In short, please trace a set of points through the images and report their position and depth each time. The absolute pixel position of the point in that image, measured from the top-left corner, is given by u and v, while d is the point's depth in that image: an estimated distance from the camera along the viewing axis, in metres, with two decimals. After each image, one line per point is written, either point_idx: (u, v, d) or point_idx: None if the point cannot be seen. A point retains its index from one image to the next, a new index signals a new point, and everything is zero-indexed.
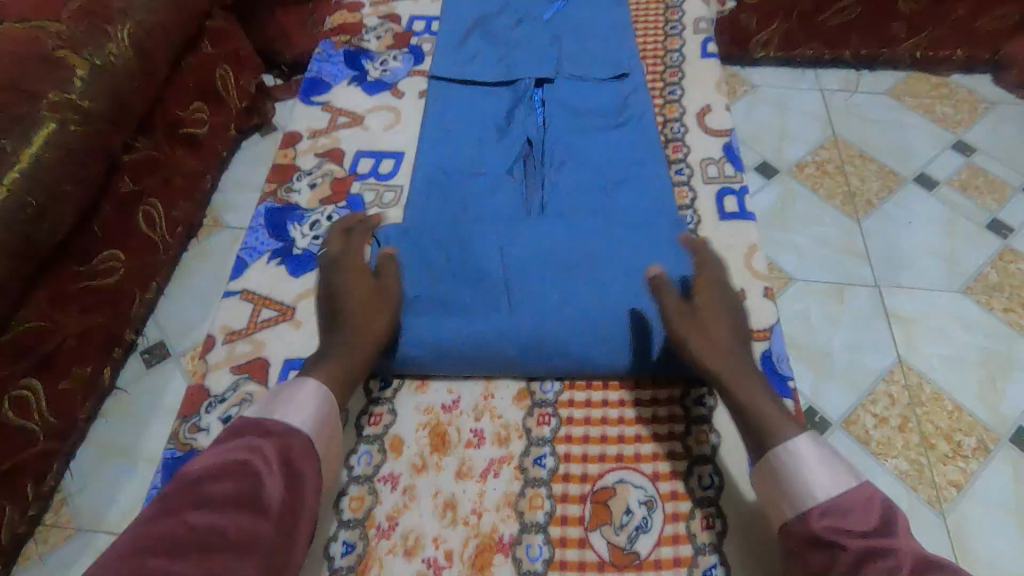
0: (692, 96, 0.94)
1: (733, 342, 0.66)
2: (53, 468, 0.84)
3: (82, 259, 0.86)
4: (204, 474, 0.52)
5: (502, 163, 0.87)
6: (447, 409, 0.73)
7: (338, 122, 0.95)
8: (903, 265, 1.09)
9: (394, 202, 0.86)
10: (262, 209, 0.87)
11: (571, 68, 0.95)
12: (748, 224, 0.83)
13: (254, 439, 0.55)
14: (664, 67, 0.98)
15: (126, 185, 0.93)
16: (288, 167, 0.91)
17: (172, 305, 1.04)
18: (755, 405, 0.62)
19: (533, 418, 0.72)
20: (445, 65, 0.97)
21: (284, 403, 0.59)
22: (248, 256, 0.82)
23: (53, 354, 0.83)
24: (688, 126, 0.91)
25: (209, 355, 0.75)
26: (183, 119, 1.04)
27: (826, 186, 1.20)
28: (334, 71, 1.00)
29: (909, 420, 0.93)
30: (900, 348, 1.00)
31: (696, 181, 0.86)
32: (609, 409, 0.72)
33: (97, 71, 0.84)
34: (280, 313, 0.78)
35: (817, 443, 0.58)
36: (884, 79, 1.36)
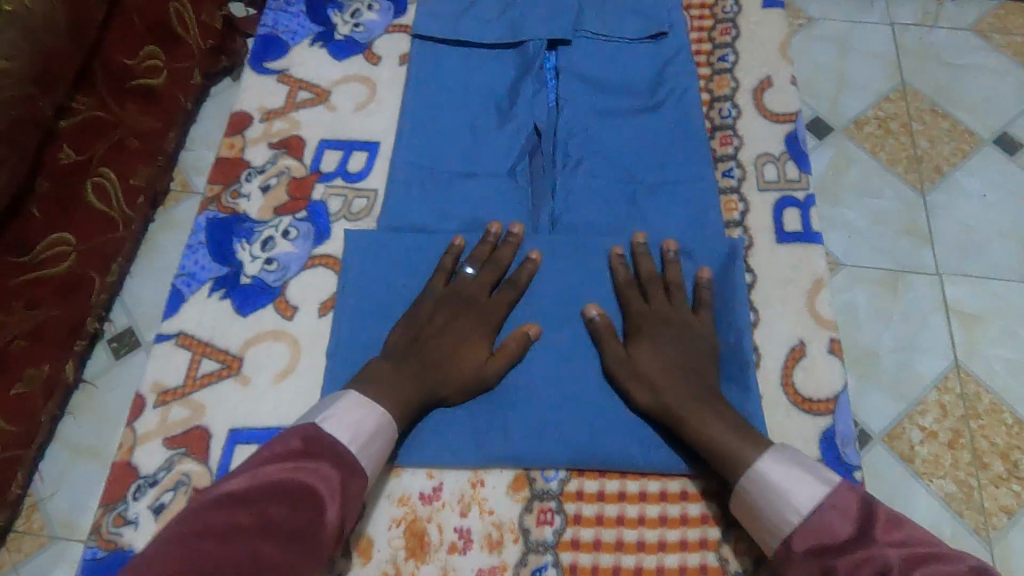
0: (748, 64, 0.83)
1: (686, 359, 0.66)
2: (19, 477, 0.78)
3: (21, 248, 0.75)
4: (264, 495, 0.52)
5: (506, 158, 0.78)
6: (426, 501, 0.68)
7: (297, 99, 0.83)
8: (971, 250, 0.94)
9: (364, 212, 0.77)
10: (203, 220, 0.78)
11: (594, 26, 0.83)
12: (811, 245, 0.75)
13: (319, 466, 0.55)
14: (714, 21, 0.86)
15: (67, 155, 0.80)
16: (235, 162, 0.80)
17: (138, 288, 0.93)
18: (716, 432, 0.62)
19: (533, 516, 0.67)
20: (429, 20, 0.84)
21: (342, 425, 0.58)
22: (186, 286, 0.75)
23: (2, 356, 0.74)
24: (740, 107, 0.81)
25: (138, 423, 0.70)
26: (132, 68, 0.88)
27: (886, 149, 1.02)
28: (293, 26, 0.87)
29: (962, 435, 0.83)
30: (959, 351, 0.87)
31: (749, 187, 0.77)
32: (626, 505, 0.67)
33: (7, 18, 0.68)
34: (224, 365, 0.72)
35: (778, 463, 0.59)
36: (968, 10, 1.14)
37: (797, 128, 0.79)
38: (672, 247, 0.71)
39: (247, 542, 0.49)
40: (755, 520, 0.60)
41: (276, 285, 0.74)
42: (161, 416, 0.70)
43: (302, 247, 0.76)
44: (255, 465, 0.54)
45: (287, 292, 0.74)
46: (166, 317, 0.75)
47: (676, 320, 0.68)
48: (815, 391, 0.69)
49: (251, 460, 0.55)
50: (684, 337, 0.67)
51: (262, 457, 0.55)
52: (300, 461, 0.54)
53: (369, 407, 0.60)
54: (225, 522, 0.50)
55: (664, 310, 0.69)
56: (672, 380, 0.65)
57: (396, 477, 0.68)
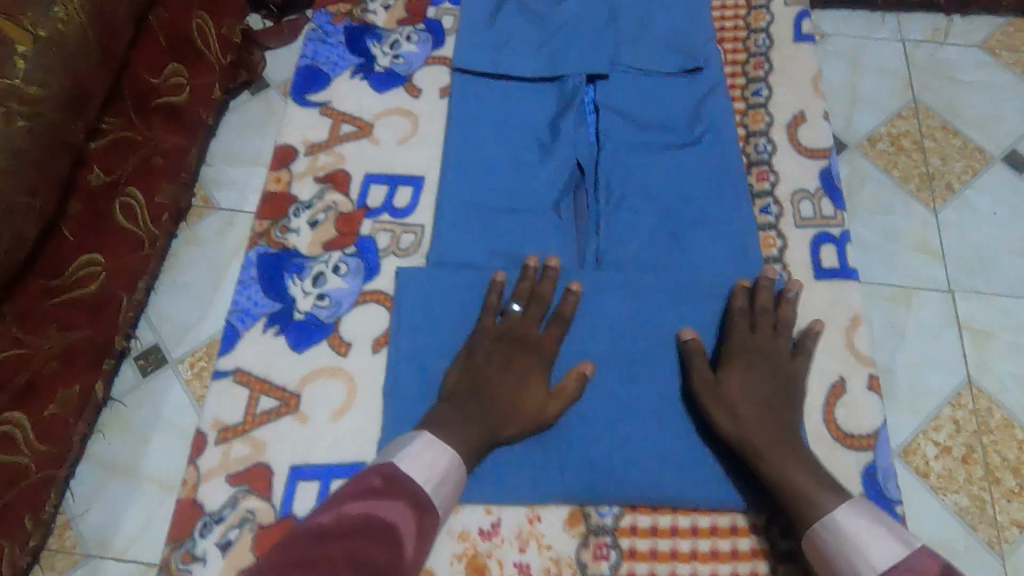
0: (782, 99, 0.84)
1: (778, 398, 0.68)
2: (52, 497, 0.79)
3: (53, 271, 0.75)
4: (349, 530, 0.53)
5: (550, 194, 0.78)
6: (486, 536, 0.69)
7: (341, 132, 0.84)
8: (982, 268, 0.97)
9: (413, 247, 0.79)
10: (254, 256, 0.79)
11: (631, 59, 0.84)
12: (848, 282, 0.76)
13: (400, 504, 0.57)
14: (747, 55, 0.87)
15: (97, 176, 0.80)
16: (283, 197, 0.82)
17: (164, 305, 0.94)
18: (794, 472, 0.63)
19: (589, 551, 0.68)
20: (469, 51, 0.85)
21: (418, 464, 0.61)
22: (241, 322, 0.76)
23: (37, 378, 0.74)
24: (775, 142, 0.82)
25: (200, 460, 0.71)
26: (157, 86, 0.88)
27: (900, 166, 1.04)
28: (333, 58, 0.88)
29: (975, 450, 0.85)
30: (971, 368, 0.90)
31: (786, 224, 0.78)
32: (679, 539, 0.69)
33: (42, 44, 0.68)
34: (282, 402, 0.73)
35: (858, 518, 0.59)
36: (978, 27, 1.16)
37: (832, 164, 0.80)
38: (794, 289, 0.72)
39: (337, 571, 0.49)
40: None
41: (328, 322, 0.76)
42: (223, 453, 0.72)
43: (352, 283, 0.77)
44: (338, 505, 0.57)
45: (340, 327, 0.76)
46: (221, 354, 0.76)
47: (775, 358, 0.69)
48: (856, 427, 0.71)
49: (333, 499, 0.58)
50: (779, 375, 0.69)
51: (344, 495, 0.58)
52: (379, 498, 0.57)
53: (439, 447, 0.62)
54: (318, 553, 0.51)
55: (766, 346, 0.70)
56: (756, 415, 0.66)
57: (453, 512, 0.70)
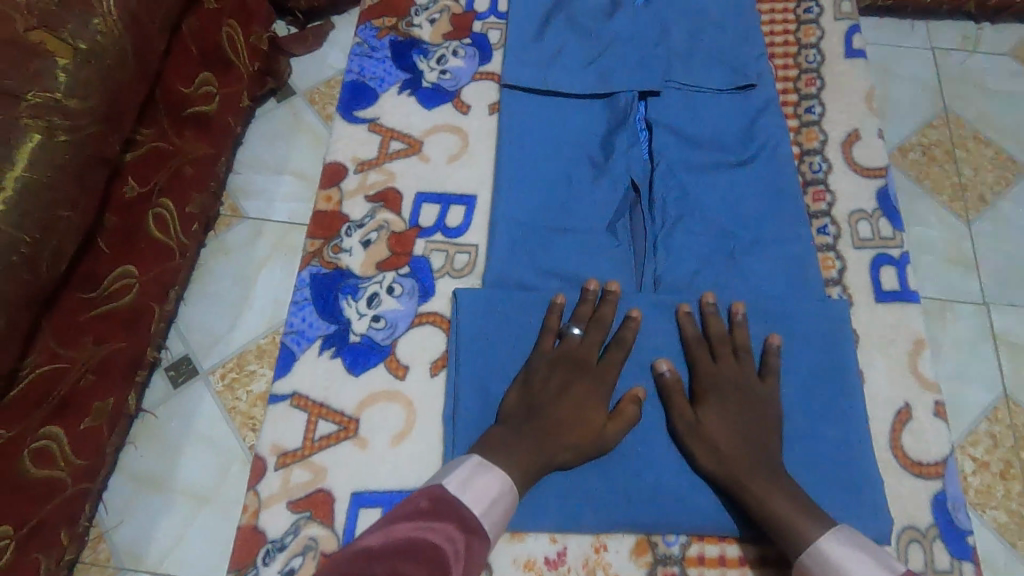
0: (835, 117, 0.84)
1: (753, 425, 0.67)
2: (86, 510, 0.78)
3: (89, 283, 0.75)
4: (395, 549, 0.51)
5: (606, 213, 0.78)
6: (551, 564, 0.69)
7: (391, 149, 0.84)
8: (1016, 280, 0.96)
9: (468, 267, 0.78)
10: (307, 276, 0.78)
11: (682, 74, 0.83)
12: (909, 304, 0.76)
13: (446, 527, 0.55)
14: (798, 71, 0.86)
15: (131, 188, 0.80)
16: (334, 217, 0.81)
17: (193, 315, 0.94)
18: (774, 502, 0.63)
19: None
20: (517, 67, 0.83)
21: (466, 487, 0.60)
22: (297, 344, 0.75)
23: (73, 392, 0.74)
24: (830, 161, 0.82)
25: (261, 486, 0.71)
26: (189, 96, 0.88)
27: (932, 177, 1.03)
28: (380, 72, 0.88)
29: (1013, 465, 0.84)
30: (1008, 383, 0.89)
31: (845, 245, 0.78)
32: (747, 569, 0.68)
33: (83, 56, 0.68)
34: (341, 427, 0.72)
35: (843, 543, 0.59)
36: (1009, 35, 1.15)
37: (888, 184, 0.80)
38: (741, 311, 0.72)
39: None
40: None
41: (385, 344, 0.75)
42: (282, 478, 0.71)
43: (407, 305, 0.77)
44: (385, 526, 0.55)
45: (397, 350, 0.75)
46: (276, 377, 0.75)
47: (743, 384, 0.69)
48: (923, 454, 0.71)
49: (380, 522, 0.56)
50: (754, 401, 0.68)
51: (392, 517, 0.56)
52: (428, 519, 0.56)
53: (490, 470, 0.62)
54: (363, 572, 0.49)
55: (730, 374, 0.69)
56: (736, 448, 0.66)
57: (518, 539, 0.70)
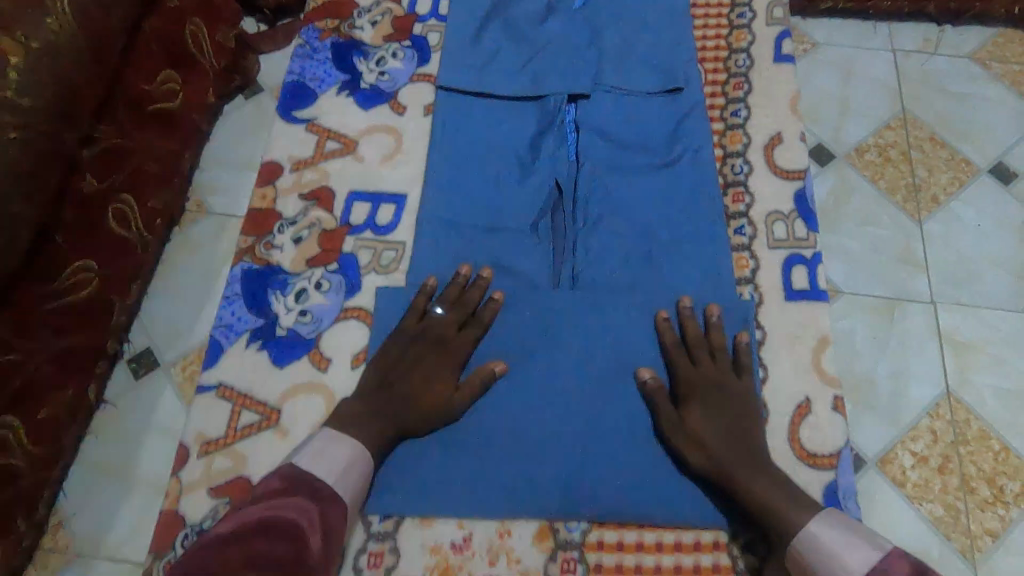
0: (758, 120, 0.85)
1: (735, 422, 0.69)
2: (44, 498, 0.80)
3: (46, 277, 0.77)
4: (246, 532, 0.56)
5: (530, 213, 0.80)
6: (457, 549, 0.71)
7: (326, 149, 0.86)
8: (963, 279, 0.98)
9: (394, 264, 0.80)
10: (238, 271, 0.81)
11: (612, 78, 0.85)
12: (818, 303, 0.77)
13: (300, 501, 0.59)
14: (727, 76, 0.87)
15: (89, 184, 0.82)
16: (267, 215, 0.83)
17: (156, 308, 0.96)
18: (766, 494, 0.65)
19: (556, 564, 0.70)
20: (457, 69, 0.85)
21: (317, 458, 0.64)
22: (225, 337, 0.78)
23: (28, 383, 0.76)
24: (752, 163, 0.83)
25: (184, 471, 0.73)
26: (150, 93, 0.89)
27: (886, 177, 1.05)
28: (321, 74, 0.89)
29: (951, 460, 0.87)
30: (951, 379, 0.91)
31: (760, 245, 0.79)
32: (644, 554, 0.70)
33: (35, 56, 0.70)
34: (263, 417, 0.75)
35: (833, 526, 0.61)
36: (970, 37, 1.17)
37: (806, 186, 0.81)
38: (745, 338, 0.74)
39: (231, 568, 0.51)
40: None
41: (310, 337, 0.77)
42: (205, 465, 0.74)
43: (334, 301, 0.79)
44: (241, 510, 0.59)
45: (321, 343, 0.77)
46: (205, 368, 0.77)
47: (724, 384, 0.71)
48: (818, 445, 0.73)
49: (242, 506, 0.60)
50: (733, 399, 0.70)
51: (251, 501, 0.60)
52: (281, 497, 0.59)
53: (340, 441, 0.66)
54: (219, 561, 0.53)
55: (710, 373, 0.72)
56: (724, 447, 0.68)
57: (427, 524, 0.72)
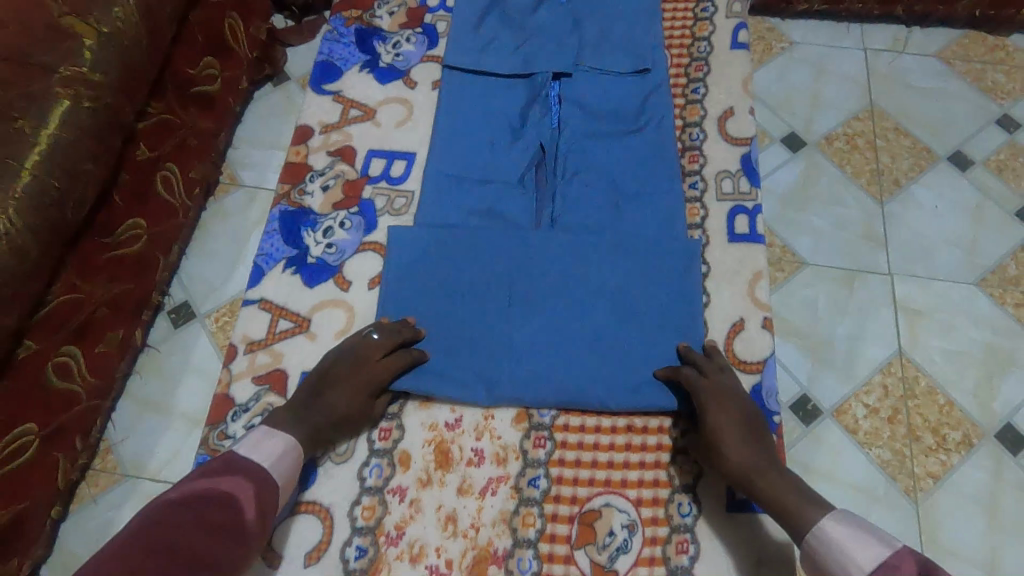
0: (714, 97, 0.96)
1: (747, 431, 0.75)
2: (97, 424, 0.92)
3: (106, 231, 0.89)
4: (195, 501, 0.64)
5: (517, 169, 0.91)
6: (450, 427, 0.82)
7: (349, 116, 0.97)
8: (919, 255, 1.08)
9: (405, 208, 0.91)
10: (276, 212, 0.92)
11: (592, 60, 0.96)
12: (755, 246, 0.88)
13: (239, 479, 0.67)
14: (690, 60, 0.98)
15: (142, 152, 0.94)
16: (300, 167, 0.95)
17: (193, 266, 1.08)
18: (778, 492, 0.71)
19: (530, 441, 0.81)
20: (459, 52, 0.97)
21: (259, 450, 0.71)
22: (265, 263, 0.89)
23: (88, 321, 0.88)
24: (707, 132, 0.94)
25: (232, 365, 0.85)
26: (194, 77, 1.02)
27: (853, 162, 1.16)
28: (345, 55, 1.01)
29: (900, 412, 0.96)
30: (903, 341, 1.01)
31: (709, 198, 0.90)
32: (601, 434, 0.81)
33: (105, 39, 0.82)
34: (296, 324, 0.86)
35: (843, 523, 0.66)
36: (936, 38, 1.27)
37: (752, 151, 0.92)
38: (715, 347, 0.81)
39: (178, 546, 0.60)
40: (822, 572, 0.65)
41: (334, 265, 0.89)
42: (250, 361, 0.86)
43: (356, 236, 0.90)
44: (184, 482, 0.66)
45: (344, 269, 0.89)
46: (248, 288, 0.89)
47: (734, 395, 0.77)
48: (750, 354, 0.83)
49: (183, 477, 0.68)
50: (741, 409, 0.76)
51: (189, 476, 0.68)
52: (221, 474, 0.67)
53: (276, 436, 0.73)
54: (170, 522, 0.62)
55: (719, 384, 0.77)
56: (740, 450, 0.73)
57: (425, 407, 0.83)
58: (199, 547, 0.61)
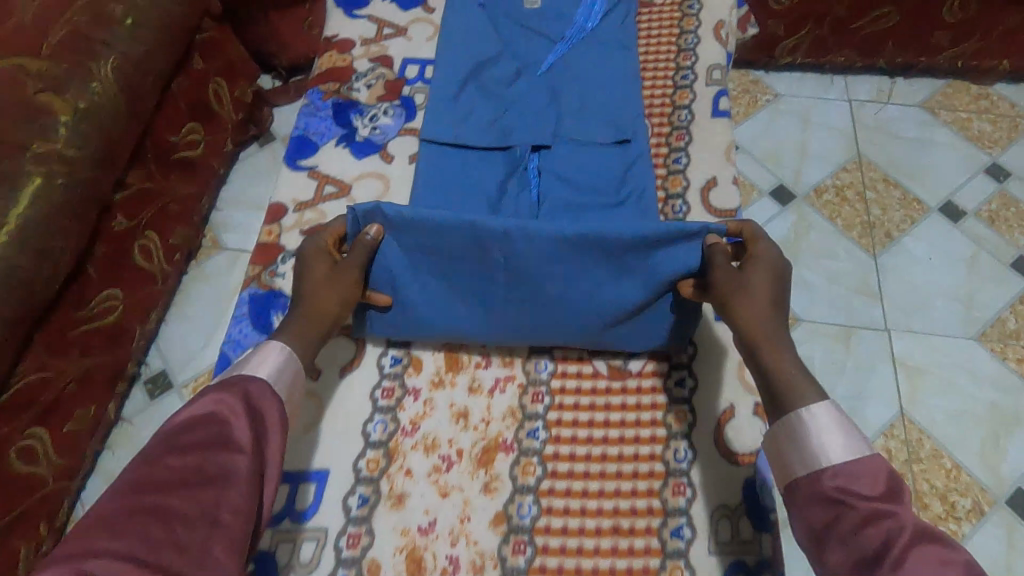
0: (698, 166, 0.95)
1: (774, 297, 0.66)
2: (64, 505, 0.88)
3: (79, 304, 0.87)
4: (176, 427, 0.54)
5: None
6: (423, 532, 0.71)
7: (324, 192, 0.95)
8: (914, 308, 1.05)
9: None
10: (245, 295, 0.88)
11: (572, 130, 0.95)
12: None
13: (219, 393, 0.57)
14: (670, 128, 0.98)
15: (119, 223, 0.93)
16: (271, 247, 0.92)
17: (171, 333, 1.05)
18: (785, 372, 0.61)
19: (509, 546, 0.70)
20: (435, 124, 0.95)
21: (245, 362, 0.61)
22: (232, 350, 0.83)
23: (57, 400, 0.85)
24: (690, 203, 0.92)
25: None
26: (176, 143, 1.01)
27: (843, 215, 1.14)
28: (321, 128, 1.00)
29: (906, 478, 0.92)
30: (904, 401, 0.97)
31: None
32: (586, 538, 0.70)
33: (81, 114, 0.81)
34: None
35: (833, 410, 0.57)
36: (920, 88, 1.27)
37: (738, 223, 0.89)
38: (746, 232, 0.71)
39: (165, 475, 0.51)
40: (794, 452, 0.57)
41: None
42: None
43: None
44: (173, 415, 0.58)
45: None
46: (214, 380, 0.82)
47: (768, 277, 0.66)
48: (740, 445, 0.73)
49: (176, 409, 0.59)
50: (772, 290, 0.66)
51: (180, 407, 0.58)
52: (203, 394, 0.57)
53: (269, 345, 0.63)
54: (153, 453, 0.53)
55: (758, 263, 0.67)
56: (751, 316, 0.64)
57: (398, 507, 0.72)
58: (189, 470, 0.51)
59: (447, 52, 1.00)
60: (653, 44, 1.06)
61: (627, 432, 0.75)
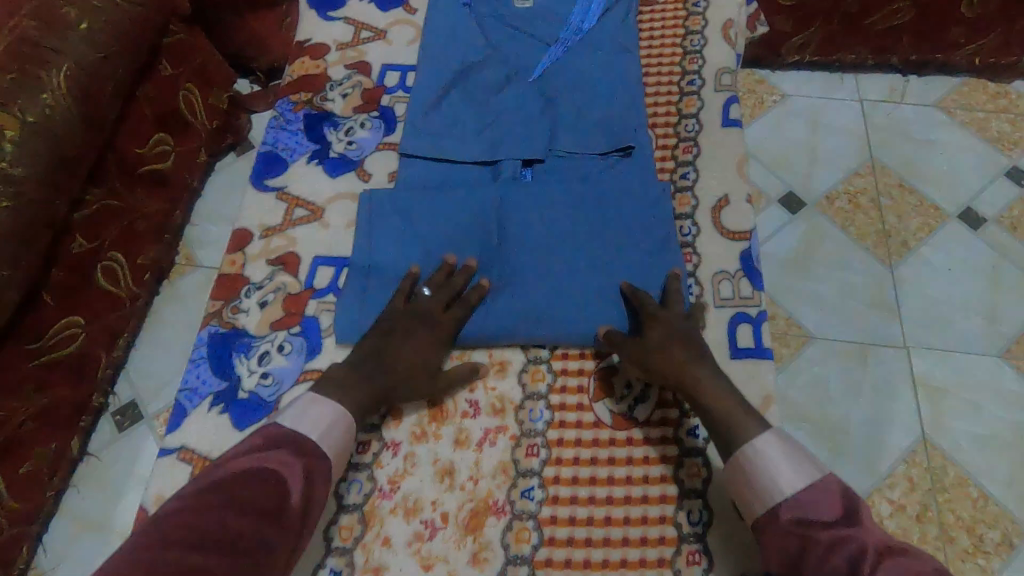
0: (706, 183, 0.88)
1: (684, 336, 0.70)
2: (22, 551, 0.82)
3: (33, 335, 0.80)
4: (234, 477, 0.55)
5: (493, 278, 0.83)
6: None
7: (293, 217, 0.88)
8: (934, 323, 0.99)
9: None
10: (205, 335, 0.82)
11: (566, 142, 0.88)
12: (762, 362, 0.77)
13: (285, 454, 0.58)
14: (676, 140, 0.91)
15: (79, 245, 0.86)
16: (235, 279, 0.85)
17: (142, 359, 0.98)
18: (720, 402, 0.64)
19: None
20: (416, 139, 0.89)
21: (301, 418, 0.62)
22: (188, 400, 0.78)
23: (13, 437, 0.78)
24: (700, 225, 0.85)
25: None
26: (142, 156, 0.94)
27: (857, 224, 1.07)
28: (291, 144, 0.94)
29: (930, 509, 0.86)
30: (926, 425, 0.91)
31: (706, 303, 0.80)
32: None
33: (30, 128, 0.74)
34: None
35: (781, 441, 0.59)
36: (935, 86, 1.20)
37: (751, 247, 0.83)
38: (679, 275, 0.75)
39: (214, 530, 0.51)
40: (750, 486, 0.59)
41: (270, 401, 0.77)
42: None
43: (295, 362, 0.79)
44: (226, 461, 0.58)
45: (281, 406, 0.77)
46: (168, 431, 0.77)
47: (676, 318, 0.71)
48: None
49: (230, 452, 0.59)
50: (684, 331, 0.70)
51: (235, 452, 0.59)
52: (267, 450, 0.58)
53: (324, 403, 0.64)
54: (203, 503, 0.53)
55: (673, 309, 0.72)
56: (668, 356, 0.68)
57: None
58: (241, 530, 0.52)
59: (431, 60, 0.94)
60: (654, 47, 0.99)
61: (633, 491, 0.69)
